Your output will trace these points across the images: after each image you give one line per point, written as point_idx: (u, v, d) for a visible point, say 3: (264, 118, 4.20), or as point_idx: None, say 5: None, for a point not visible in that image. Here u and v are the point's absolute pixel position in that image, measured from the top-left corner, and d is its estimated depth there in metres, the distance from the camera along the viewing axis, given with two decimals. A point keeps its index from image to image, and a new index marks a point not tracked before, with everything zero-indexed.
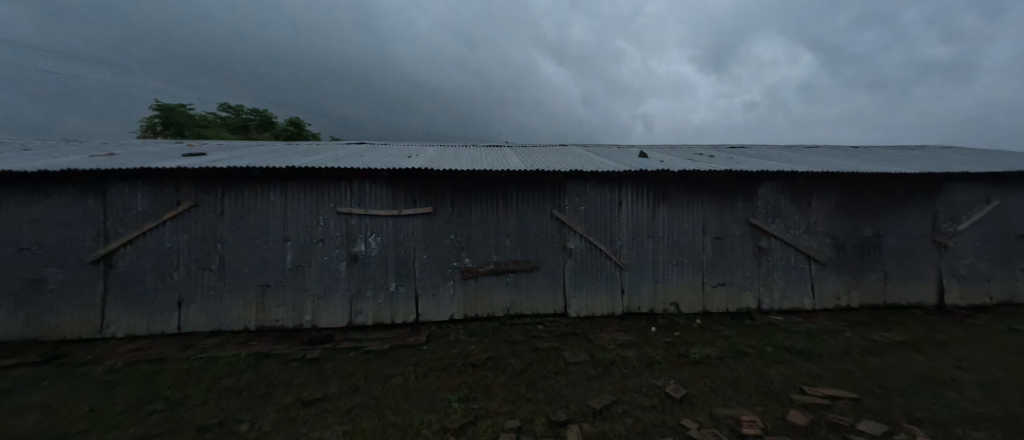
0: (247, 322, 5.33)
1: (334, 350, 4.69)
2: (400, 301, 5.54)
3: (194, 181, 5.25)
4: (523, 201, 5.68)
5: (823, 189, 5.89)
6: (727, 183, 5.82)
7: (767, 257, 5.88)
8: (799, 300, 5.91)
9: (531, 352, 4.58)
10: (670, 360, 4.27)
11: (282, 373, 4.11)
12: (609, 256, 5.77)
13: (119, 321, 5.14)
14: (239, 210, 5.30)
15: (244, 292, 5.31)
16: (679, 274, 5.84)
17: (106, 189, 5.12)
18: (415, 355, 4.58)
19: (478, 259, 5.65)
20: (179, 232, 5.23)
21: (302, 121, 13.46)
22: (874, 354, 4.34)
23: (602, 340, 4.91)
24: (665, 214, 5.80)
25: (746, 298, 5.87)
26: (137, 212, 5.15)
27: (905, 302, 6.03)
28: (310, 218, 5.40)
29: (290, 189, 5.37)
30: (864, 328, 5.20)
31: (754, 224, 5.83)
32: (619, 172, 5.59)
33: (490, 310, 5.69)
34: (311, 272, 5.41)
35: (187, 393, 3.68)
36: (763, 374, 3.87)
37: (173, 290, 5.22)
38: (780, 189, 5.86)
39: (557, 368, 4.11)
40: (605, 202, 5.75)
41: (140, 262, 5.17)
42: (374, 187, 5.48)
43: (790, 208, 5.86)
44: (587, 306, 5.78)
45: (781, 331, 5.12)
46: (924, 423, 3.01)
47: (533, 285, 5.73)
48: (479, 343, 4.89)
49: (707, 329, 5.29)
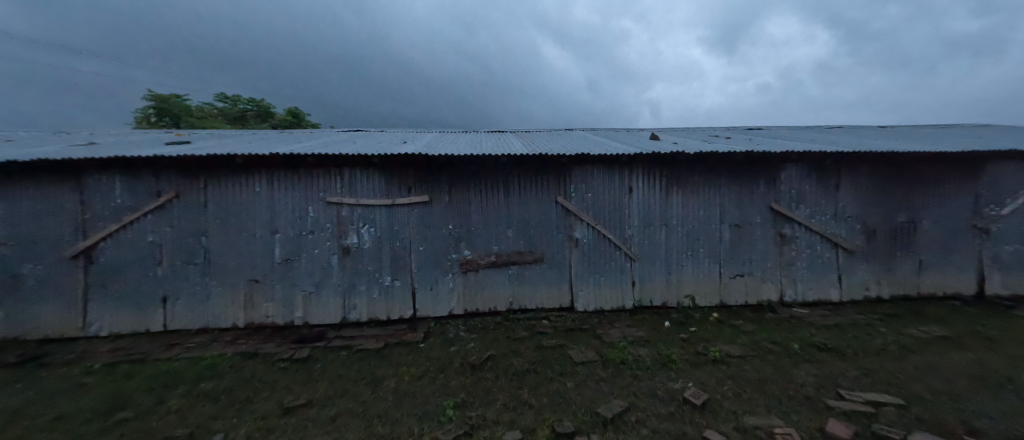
0: (236, 319, 5.06)
1: (325, 350, 4.41)
2: (395, 296, 5.22)
3: (175, 171, 4.93)
4: (526, 188, 5.28)
5: (854, 171, 5.40)
6: (747, 166, 5.37)
7: (791, 246, 5.43)
8: (825, 292, 5.47)
9: (535, 350, 4.25)
10: (688, 359, 3.90)
11: (265, 375, 3.82)
12: (619, 246, 5.38)
13: (102, 319, 4.90)
14: (224, 201, 4.99)
15: (232, 287, 5.04)
16: (695, 265, 5.43)
17: (83, 180, 4.82)
18: (410, 354, 4.27)
19: (477, 251, 5.30)
20: (161, 225, 4.93)
21: (301, 110, 13.13)
22: (915, 351, 3.93)
23: (612, 337, 4.55)
24: (679, 200, 5.37)
25: (767, 289, 5.45)
26: (117, 204, 4.86)
27: (941, 292, 5.56)
28: (299, 209, 5.07)
29: (276, 178, 5.03)
30: (899, 322, 4.78)
31: (777, 210, 5.38)
32: (629, 156, 5.15)
33: (492, 305, 5.35)
34: (301, 267, 5.10)
35: (162, 399, 3.40)
36: (793, 375, 3.48)
37: (158, 286, 4.96)
38: (806, 172, 5.38)
39: (562, 368, 3.77)
40: (614, 188, 5.34)
41: (121, 257, 4.89)
42: (366, 175, 5.12)
43: (816, 192, 5.40)
44: (596, 299, 5.42)
45: (807, 326, 4.71)
46: (987, 436, 2.61)
47: (538, 278, 5.37)
48: (479, 341, 4.58)
49: (725, 324, 4.90)
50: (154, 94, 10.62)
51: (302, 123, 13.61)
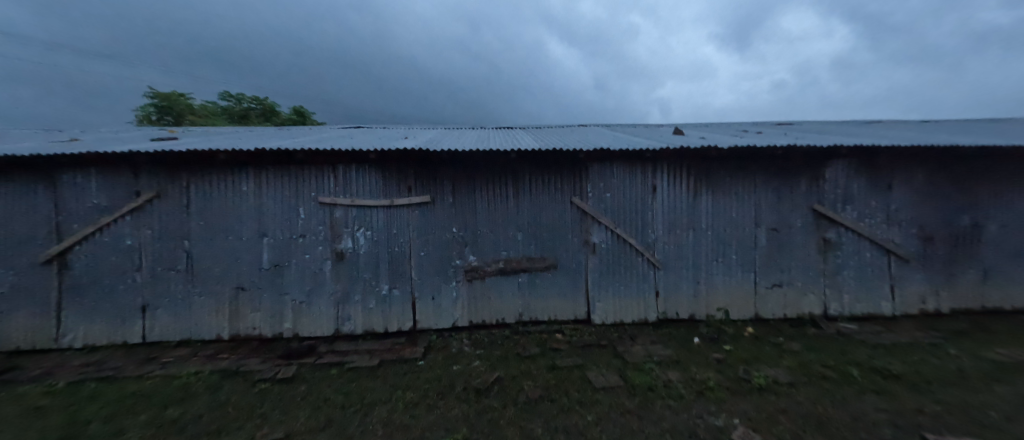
0: (220, 330, 4.65)
1: (314, 368, 3.96)
2: (394, 306, 4.75)
3: (155, 168, 4.52)
4: (537, 187, 4.77)
5: (909, 168, 4.77)
6: (787, 162, 4.78)
7: (836, 252, 4.82)
8: (875, 305, 4.86)
9: (548, 371, 3.74)
10: (727, 386, 3.34)
11: (243, 399, 3.37)
12: (640, 252, 4.83)
13: (77, 330, 4.52)
14: (208, 202, 4.57)
15: (217, 296, 4.62)
16: (726, 274, 4.86)
17: (57, 178, 4.43)
18: (407, 374, 3.78)
19: (484, 257, 4.80)
20: (141, 227, 4.54)
21: (305, 109, 12.81)
22: (1000, 380, 3.32)
23: (635, 356, 4.01)
24: (709, 201, 4.81)
25: (808, 302, 4.86)
26: (93, 205, 4.47)
27: (1009, 306, 4.91)
28: (288, 210, 4.63)
29: (264, 176, 4.60)
30: (968, 341, 4.15)
31: (821, 212, 4.78)
32: (654, 151, 4.60)
33: (500, 316, 4.85)
34: (291, 273, 4.66)
35: (121, 428, 2.97)
36: (859, 411, 2.91)
37: (137, 293, 4.56)
38: (854, 169, 4.77)
39: (580, 396, 3.25)
40: (636, 187, 4.80)
41: (98, 262, 4.51)
42: (362, 173, 4.66)
43: (865, 192, 4.78)
44: (615, 311, 4.88)
45: (860, 345, 4.12)
46: None
47: (550, 287, 4.85)
48: (485, 359, 4.08)
49: (763, 341, 4.33)
50: (156, 92, 10.34)
51: (307, 122, 13.30)
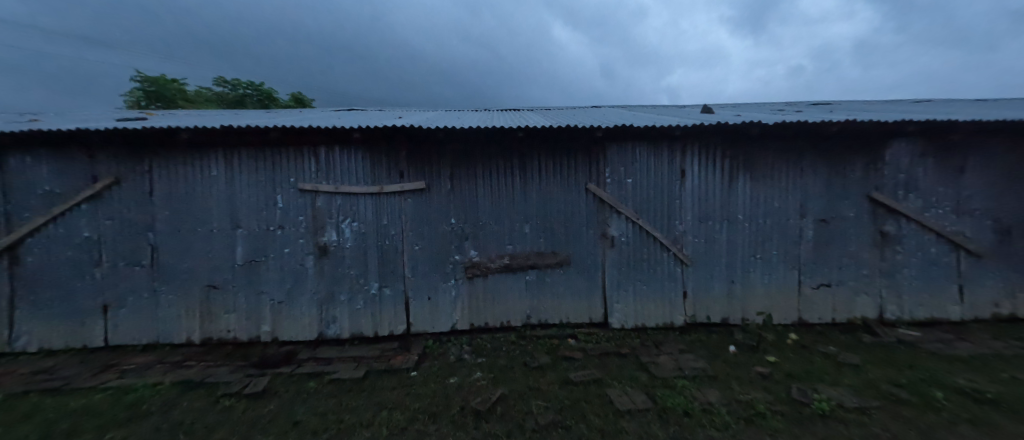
0: (190, 333, 4.15)
1: (290, 380, 3.42)
2: (385, 307, 4.20)
3: (112, 150, 3.97)
4: (547, 172, 4.15)
5: (985, 149, 4.05)
6: (840, 142, 4.08)
7: (895, 247, 4.15)
8: (939, 308, 4.20)
9: (560, 387, 3.18)
10: (781, 412, 2.73)
11: (200, 420, 2.85)
12: (667, 247, 4.21)
13: (31, 332, 4.05)
14: (173, 188, 4.03)
15: (186, 295, 4.11)
16: (765, 272, 4.22)
17: (4, 162, 3.92)
18: (396, 389, 3.23)
19: (487, 252, 4.21)
20: (99, 217, 4.01)
21: (304, 95, 12.22)
22: None
23: (663, 369, 3.42)
24: (747, 187, 4.15)
25: (860, 305, 4.21)
26: (44, 192, 3.95)
27: None
28: (264, 199, 4.07)
29: (236, 158, 4.03)
30: None
31: (879, 201, 4.09)
32: (685, 129, 3.93)
33: (504, 319, 4.28)
34: (269, 270, 4.12)
35: None
36: None
37: (97, 291, 4.07)
38: (919, 150, 4.06)
39: (601, 422, 2.67)
40: (662, 172, 4.15)
41: (50, 257, 4.00)
42: (347, 156, 4.07)
43: (932, 177, 4.08)
44: (636, 313, 4.28)
45: (932, 358, 3.47)
46: None
47: (562, 286, 4.26)
48: (487, 369, 3.53)
49: (812, 352, 3.71)
50: (145, 76, 9.80)
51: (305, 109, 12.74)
